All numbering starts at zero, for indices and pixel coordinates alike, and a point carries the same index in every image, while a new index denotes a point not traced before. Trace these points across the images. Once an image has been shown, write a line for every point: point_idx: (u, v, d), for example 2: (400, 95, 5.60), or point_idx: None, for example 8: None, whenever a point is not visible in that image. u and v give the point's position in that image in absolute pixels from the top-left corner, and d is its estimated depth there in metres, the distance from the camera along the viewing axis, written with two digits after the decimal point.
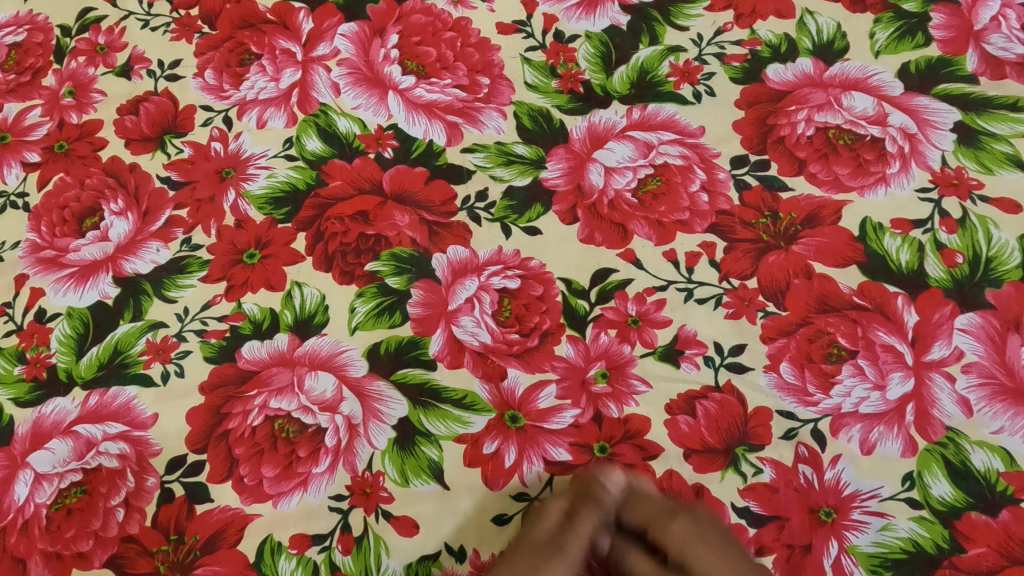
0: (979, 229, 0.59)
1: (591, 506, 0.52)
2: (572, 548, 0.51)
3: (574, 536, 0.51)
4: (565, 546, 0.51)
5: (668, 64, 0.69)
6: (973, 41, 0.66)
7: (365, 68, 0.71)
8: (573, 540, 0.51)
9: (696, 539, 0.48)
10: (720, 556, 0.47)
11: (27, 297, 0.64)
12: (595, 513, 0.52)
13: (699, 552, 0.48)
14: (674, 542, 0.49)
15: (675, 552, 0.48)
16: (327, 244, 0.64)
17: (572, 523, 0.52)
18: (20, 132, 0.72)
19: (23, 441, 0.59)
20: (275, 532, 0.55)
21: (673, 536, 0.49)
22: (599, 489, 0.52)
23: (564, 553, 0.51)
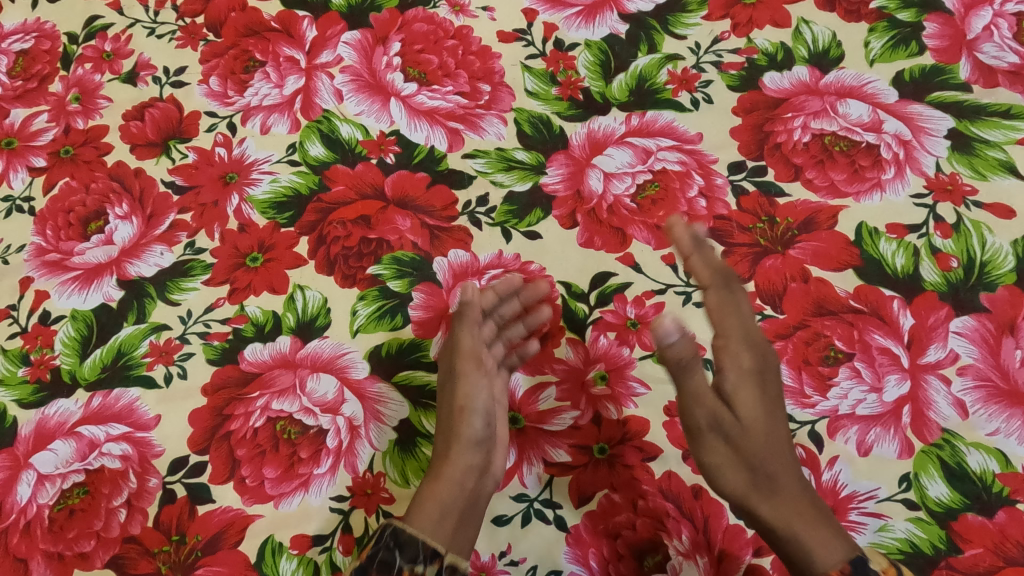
0: (973, 234, 0.60)
1: (463, 323, 0.58)
2: (468, 362, 0.56)
3: (468, 352, 0.57)
4: (468, 364, 0.56)
5: (666, 72, 0.70)
6: (966, 50, 0.67)
7: (367, 75, 0.72)
8: (467, 353, 0.57)
9: (753, 380, 0.53)
10: (765, 403, 0.52)
11: (32, 299, 0.65)
12: (468, 328, 0.58)
13: (749, 392, 0.52)
14: (737, 375, 0.53)
15: (730, 384, 0.53)
16: (329, 248, 0.64)
17: (457, 345, 0.57)
18: (27, 137, 0.73)
19: (26, 442, 0.60)
20: (276, 533, 0.55)
21: (739, 365, 0.53)
22: (465, 307, 0.58)
23: (464, 370, 0.56)
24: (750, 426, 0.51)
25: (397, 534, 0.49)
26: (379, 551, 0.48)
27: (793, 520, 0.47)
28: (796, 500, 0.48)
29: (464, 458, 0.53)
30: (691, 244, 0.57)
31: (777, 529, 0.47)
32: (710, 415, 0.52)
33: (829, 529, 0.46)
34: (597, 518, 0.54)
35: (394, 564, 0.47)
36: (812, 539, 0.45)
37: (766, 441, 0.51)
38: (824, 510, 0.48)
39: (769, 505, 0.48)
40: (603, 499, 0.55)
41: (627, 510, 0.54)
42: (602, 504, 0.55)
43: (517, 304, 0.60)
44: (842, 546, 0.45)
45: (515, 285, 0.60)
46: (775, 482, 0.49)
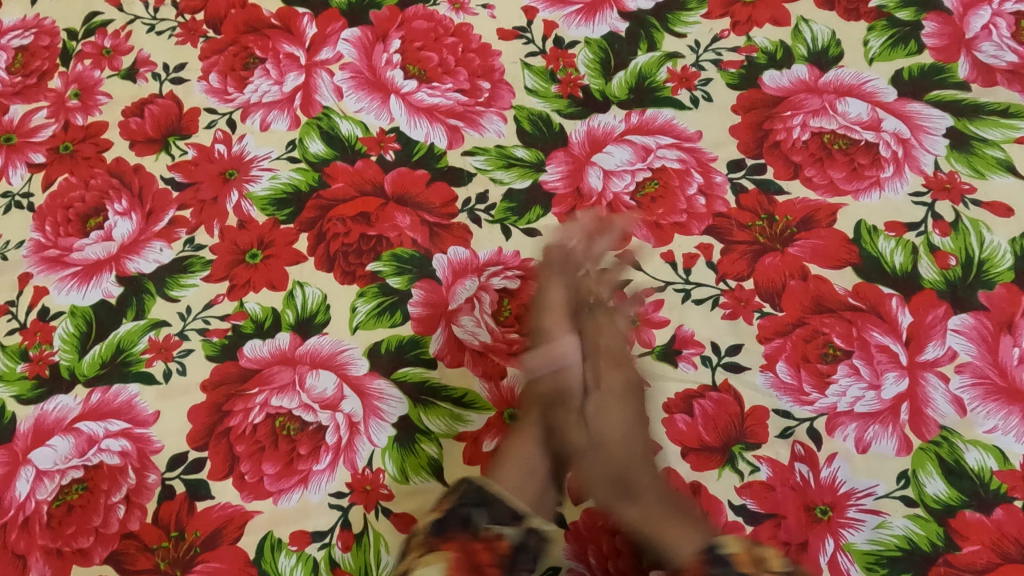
0: (972, 232, 0.60)
1: (552, 282, 0.60)
2: (557, 318, 0.58)
3: (557, 308, 0.59)
4: (556, 323, 0.58)
5: (666, 70, 0.70)
6: (965, 49, 0.67)
7: (367, 72, 0.72)
8: (557, 310, 0.58)
9: (619, 399, 0.55)
10: (626, 420, 0.54)
11: (31, 295, 0.65)
12: (562, 286, 0.60)
13: (613, 411, 0.55)
14: (599, 396, 0.56)
15: (593, 405, 0.55)
16: (329, 245, 0.64)
17: (546, 302, 0.59)
18: (26, 134, 0.72)
19: (25, 438, 0.60)
20: (275, 529, 0.55)
21: (608, 389, 0.56)
22: (546, 263, 0.61)
23: (550, 329, 0.58)
24: (610, 443, 0.53)
25: (483, 491, 0.48)
26: (461, 508, 0.47)
27: (652, 521, 0.47)
28: (654, 503, 0.49)
29: (541, 422, 0.55)
30: (599, 260, 0.62)
31: (641, 535, 0.48)
32: (566, 449, 0.54)
33: (684, 526, 0.47)
34: (595, 515, 0.55)
35: (477, 522, 0.46)
36: (668, 534, 0.46)
37: (626, 455, 0.52)
38: (688, 517, 0.48)
39: (633, 510, 0.49)
40: None
41: None
42: None
43: (609, 245, 0.62)
44: (695, 538, 0.45)
45: (597, 220, 0.62)
46: (637, 491, 0.50)
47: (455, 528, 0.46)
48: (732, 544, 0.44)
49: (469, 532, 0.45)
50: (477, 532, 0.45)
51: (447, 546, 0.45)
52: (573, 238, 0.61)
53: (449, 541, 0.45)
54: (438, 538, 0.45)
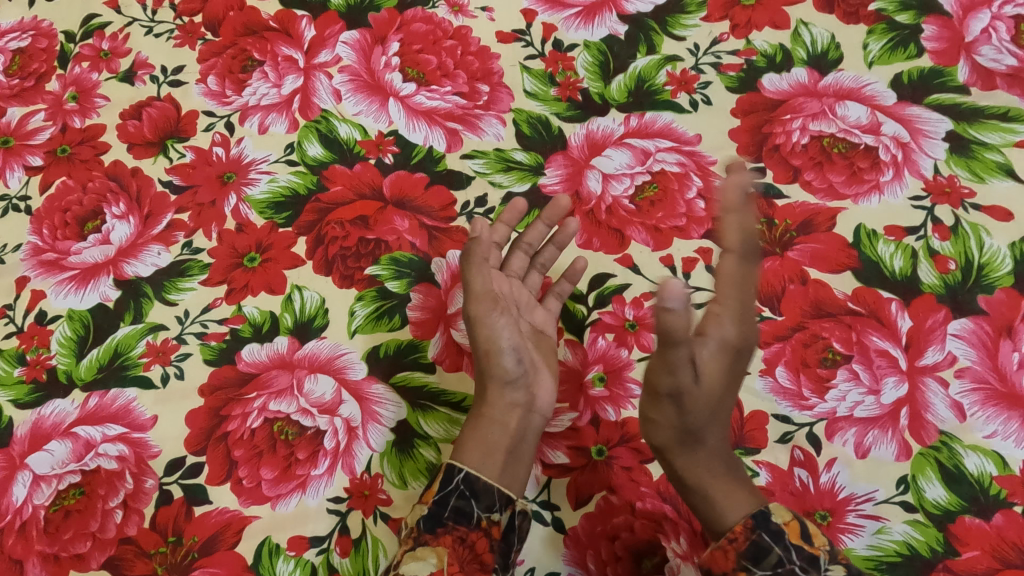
0: (972, 236, 0.60)
1: (473, 264, 0.55)
2: (481, 303, 0.54)
3: (481, 294, 0.54)
4: (482, 307, 0.54)
5: (665, 73, 0.70)
6: (965, 52, 0.67)
7: (366, 74, 0.71)
8: (480, 296, 0.54)
9: (727, 353, 0.48)
10: (728, 375, 0.48)
11: (28, 299, 0.65)
12: (478, 267, 0.55)
13: (718, 362, 0.47)
14: (715, 346, 0.47)
15: (705, 354, 0.47)
16: (327, 249, 0.64)
17: (470, 286, 0.55)
18: (24, 137, 0.72)
19: (22, 442, 0.59)
20: (273, 535, 0.55)
21: (723, 337, 0.47)
22: (473, 245, 0.56)
23: (478, 313, 0.54)
24: (709, 385, 0.47)
25: (472, 483, 0.47)
26: (451, 498, 0.46)
27: (707, 478, 0.48)
28: (714, 460, 0.48)
29: (503, 397, 0.52)
30: (739, 200, 0.49)
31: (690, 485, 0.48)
32: (675, 386, 0.47)
33: (740, 489, 0.47)
34: (594, 520, 0.54)
35: (473, 514, 0.46)
36: (720, 492, 0.47)
37: (713, 407, 0.48)
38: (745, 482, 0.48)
39: (686, 460, 0.49)
40: (601, 501, 0.55)
41: (625, 512, 0.54)
42: (600, 506, 0.55)
43: (542, 227, 0.63)
44: (749, 503, 0.46)
45: (563, 209, 0.62)
46: (703, 441, 0.48)
47: (451, 519, 0.46)
48: (782, 513, 0.44)
49: (466, 524, 0.46)
50: (473, 523, 0.46)
51: (444, 539, 0.45)
52: (499, 233, 0.62)
53: (446, 533, 0.45)
54: (433, 532, 0.45)
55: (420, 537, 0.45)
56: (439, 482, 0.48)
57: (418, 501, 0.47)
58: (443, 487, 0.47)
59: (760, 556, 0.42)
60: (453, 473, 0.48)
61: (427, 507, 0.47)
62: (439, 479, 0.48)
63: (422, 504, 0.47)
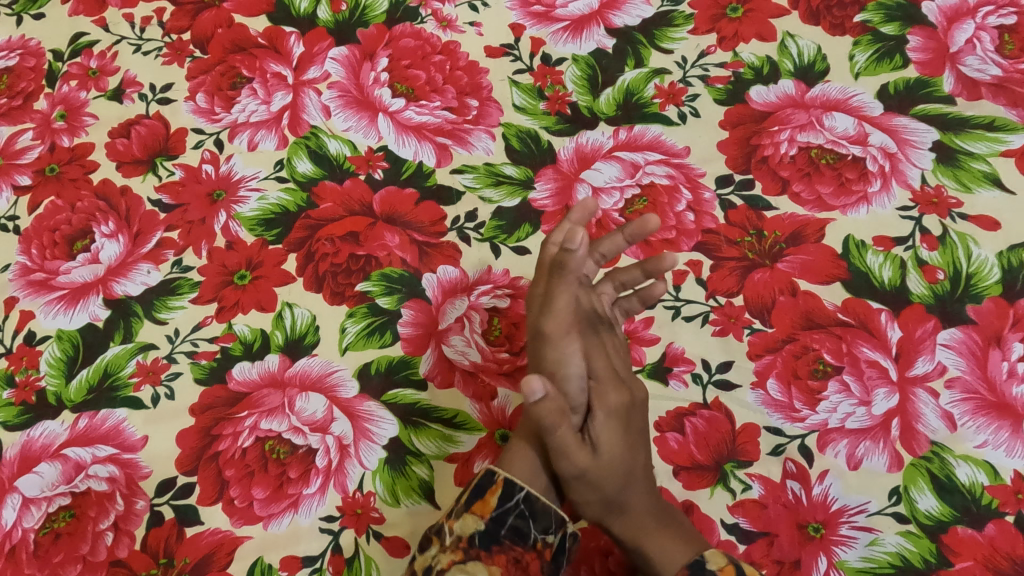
0: (959, 246, 0.60)
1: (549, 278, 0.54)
2: (560, 323, 0.52)
3: (562, 313, 0.52)
4: (560, 327, 0.51)
5: (653, 86, 0.70)
6: (949, 63, 0.68)
7: (355, 90, 0.72)
8: (562, 314, 0.52)
9: (616, 416, 0.50)
10: (625, 440, 0.50)
11: (17, 320, 0.64)
12: (567, 283, 0.52)
13: (610, 429, 0.50)
14: (604, 415, 0.50)
15: (599, 422, 0.50)
16: (317, 265, 0.64)
17: (552, 300, 0.52)
18: (12, 156, 0.72)
19: (11, 465, 0.59)
20: (265, 555, 0.55)
21: (609, 406, 0.50)
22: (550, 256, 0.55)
23: (554, 333, 0.51)
24: (607, 454, 0.48)
25: (532, 502, 0.47)
26: (510, 517, 0.46)
27: (642, 535, 0.47)
28: (645, 518, 0.48)
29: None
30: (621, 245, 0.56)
31: (629, 545, 0.48)
32: (576, 468, 0.48)
33: (674, 539, 0.47)
34: (588, 535, 0.54)
35: (529, 534, 0.46)
36: (656, 550, 0.46)
37: (622, 476, 0.48)
38: (679, 528, 0.48)
39: (620, 523, 0.48)
40: None
41: None
42: (593, 521, 0.55)
43: (620, 240, 0.57)
44: (686, 552, 0.46)
45: (592, 212, 0.55)
46: (626, 504, 0.48)
47: (507, 537, 0.46)
48: (717, 558, 0.44)
49: (523, 543, 0.46)
50: (528, 544, 0.46)
51: (497, 557, 0.45)
52: (558, 241, 0.55)
53: (500, 551, 0.45)
54: (488, 549, 0.45)
55: (472, 552, 0.45)
56: (498, 497, 0.47)
57: (471, 513, 0.46)
58: (501, 503, 0.46)
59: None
60: (512, 488, 0.47)
61: (483, 522, 0.46)
62: (498, 493, 0.47)
63: (477, 517, 0.46)
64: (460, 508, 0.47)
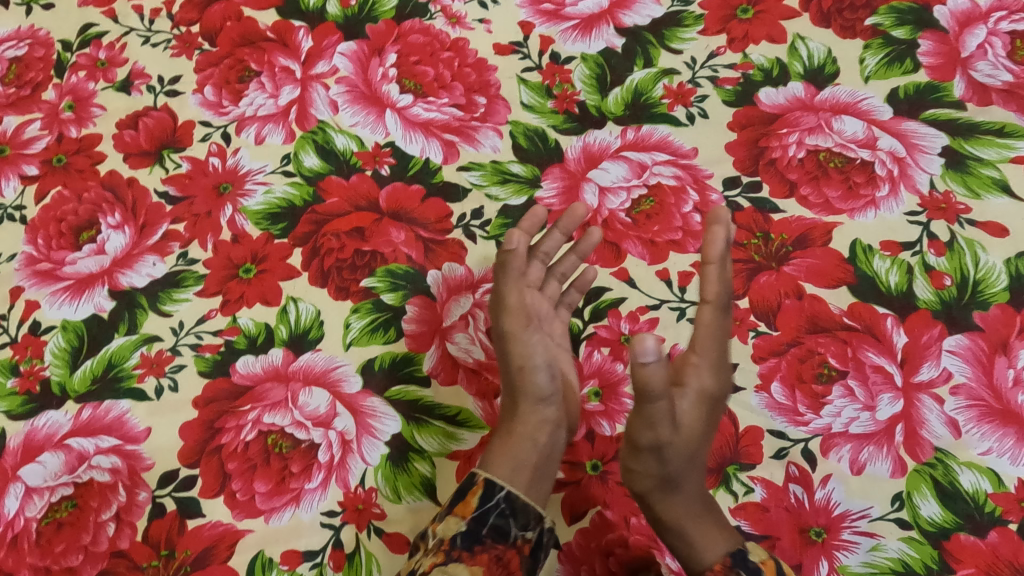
0: (967, 252, 0.60)
1: (507, 279, 0.57)
2: (517, 319, 0.56)
3: (516, 309, 0.56)
4: (518, 323, 0.56)
5: (662, 86, 0.70)
6: (960, 68, 0.67)
7: (363, 86, 0.72)
8: (516, 312, 0.56)
9: (705, 403, 0.51)
10: (705, 423, 0.50)
11: (22, 310, 0.64)
12: (514, 283, 0.57)
13: (696, 413, 0.50)
14: (694, 399, 0.50)
15: (684, 403, 0.50)
16: (323, 260, 0.64)
17: (504, 301, 0.56)
18: (19, 145, 0.72)
19: (14, 454, 0.59)
20: (266, 549, 0.55)
21: (700, 390, 0.51)
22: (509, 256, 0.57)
23: (514, 329, 0.55)
24: (685, 434, 0.49)
25: (513, 501, 0.47)
26: (491, 515, 0.46)
27: (687, 518, 0.48)
28: (692, 503, 0.48)
29: (536, 413, 0.52)
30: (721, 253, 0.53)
31: (667, 524, 0.48)
32: (655, 440, 0.47)
33: (716, 527, 0.47)
34: (589, 535, 0.54)
35: (510, 532, 0.46)
36: (697, 533, 0.47)
37: (690, 456, 0.49)
38: (716, 518, 0.48)
39: (665, 503, 0.48)
40: (595, 516, 0.55)
41: (620, 527, 0.54)
42: (595, 521, 0.55)
43: (560, 236, 0.60)
44: (727, 541, 0.46)
45: (542, 218, 0.60)
46: (680, 486, 0.48)
47: (489, 536, 0.45)
48: (759, 552, 0.45)
49: (504, 542, 0.46)
50: (510, 542, 0.46)
51: (481, 556, 0.44)
52: (517, 240, 0.57)
53: (483, 551, 0.45)
54: (470, 549, 0.44)
55: (454, 552, 0.44)
56: (479, 497, 0.47)
57: (452, 515, 0.47)
58: (483, 503, 0.47)
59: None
60: (494, 488, 0.47)
61: (465, 522, 0.46)
62: (478, 493, 0.47)
63: (458, 518, 0.46)
64: (442, 511, 0.47)
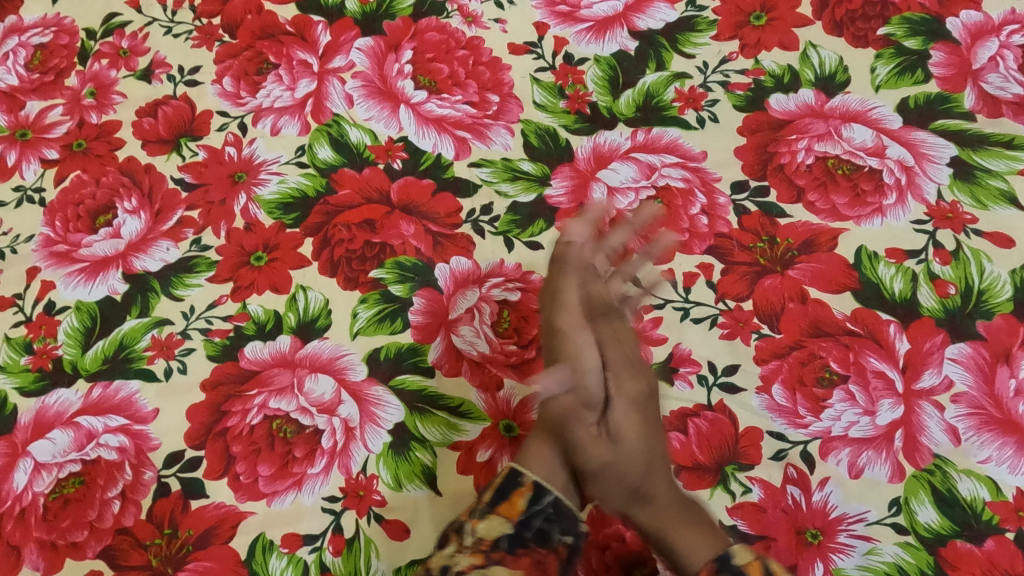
0: (972, 262, 0.60)
1: (568, 273, 0.55)
2: (572, 316, 0.53)
3: (572, 307, 0.53)
4: (573, 319, 0.53)
5: (673, 89, 0.70)
6: (971, 80, 0.68)
7: (379, 81, 0.73)
8: (573, 308, 0.53)
9: (637, 406, 0.50)
10: (645, 430, 0.49)
11: (38, 289, 0.66)
12: (575, 278, 0.55)
13: (633, 418, 0.50)
14: (624, 404, 0.50)
15: (618, 416, 0.49)
16: (333, 250, 0.65)
17: (560, 296, 0.54)
18: (41, 130, 0.74)
19: (25, 430, 0.60)
20: (267, 531, 0.56)
21: (629, 396, 0.50)
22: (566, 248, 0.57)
23: (567, 326, 0.52)
24: (631, 441, 0.48)
25: (559, 507, 0.45)
26: (537, 519, 0.44)
27: (665, 526, 0.45)
28: (671, 505, 0.46)
29: (582, 417, 0.49)
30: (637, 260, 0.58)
31: (653, 536, 0.45)
32: (599, 462, 0.47)
33: (701, 532, 0.44)
34: (587, 529, 0.55)
35: (553, 536, 0.44)
36: (681, 539, 0.43)
37: (646, 464, 0.47)
38: (702, 522, 0.45)
39: (645, 513, 0.46)
40: (593, 511, 0.55)
41: (617, 522, 0.55)
42: (593, 516, 0.55)
43: (626, 233, 0.60)
44: (713, 546, 0.43)
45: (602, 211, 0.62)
46: (651, 495, 0.46)
47: (533, 540, 0.43)
48: (745, 553, 0.41)
49: (546, 546, 0.43)
50: (551, 546, 0.43)
51: (523, 560, 0.42)
52: (574, 232, 0.57)
53: (525, 554, 0.42)
54: (512, 552, 0.42)
55: (495, 554, 0.42)
56: (526, 499, 0.45)
57: (497, 514, 0.44)
58: (530, 505, 0.44)
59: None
60: (542, 492, 0.45)
61: (510, 524, 0.44)
62: (525, 495, 0.45)
63: (502, 519, 0.44)
64: (484, 509, 0.45)
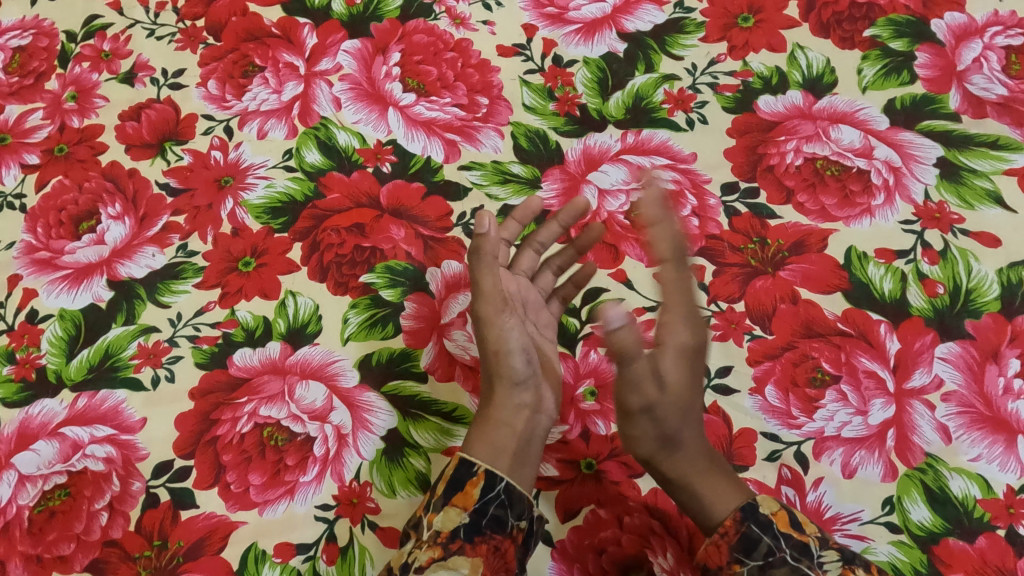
0: (960, 261, 0.61)
1: (481, 264, 0.55)
2: (491, 304, 0.54)
3: (491, 294, 0.54)
4: (493, 307, 0.54)
5: (663, 91, 0.70)
6: (956, 81, 0.69)
7: (366, 84, 0.72)
8: (491, 296, 0.54)
9: (684, 358, 0.51)
10: (690, 377, 0.51)
11: (20, 297, 0.64)
12: (488, 267, 0.55)
13: (680, 369, 0.50)
14: (673, 356, 0.51)
15: (664, 362, 0.50)
16: (322, 255, 0.64)
17: (478, 284, 0.55)
18: (21, 134, 0.72)
19: (8, 442, 0.59)
20: (260, 541, 0.55)
21: (678, 345, 0.51)
22: (478, 243, 0.55)
23: (488, 315, 0.54)
24: (681, 392, 0.50)
25: (512, 492, 0.47)
26: (491, 507, 0.46)
27: (692, 476, 0.49)
28: (696, 457, 0.50)
29: (511, 397, 0.52)
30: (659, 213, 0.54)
31: (676, 484, 0.49)
32: (645, 402, 0.49)
33: (725, 482, 0.48)
34: (582, 533, 0.54)
35: (507, 522, 0.47)
36: (707, 489, 0.48)
37: (683, 412, 0.50)
38: (727, 473, 0.49)
39: (672, 462, 0.50)
40: (589, 515, 0.55)
41: (612, 526, 0.54)
42: (588, 519, 0.55)
43: (556, 228, 0.62)
44: (737, 496, 0.47)
45: (579, 209, 0.61)
46: (681, 443, 0.50)
47: (488, 527, 0.46)
48: (769, 504, 0.46)
49: (501, 532, 0.46)
50: (506, 532, 0.46)
51: (480, 548, 0.45)
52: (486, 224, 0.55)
53: (482, 541, 0.45)
54: (470, 540, 0.45)
55: (454, 545, 0.45)
56: (480, 488, 0.47)
57: (452, 506, 0.46)
58: (484, 494, 0.47)
59: (750, 548, 0.44)
60: (494, 480, 0.47)
61: (466, 514, 0.46)
62: (479, 484, 0.47)
63: (459, 509, 0.46)
64: (439, 501, 0.47)
